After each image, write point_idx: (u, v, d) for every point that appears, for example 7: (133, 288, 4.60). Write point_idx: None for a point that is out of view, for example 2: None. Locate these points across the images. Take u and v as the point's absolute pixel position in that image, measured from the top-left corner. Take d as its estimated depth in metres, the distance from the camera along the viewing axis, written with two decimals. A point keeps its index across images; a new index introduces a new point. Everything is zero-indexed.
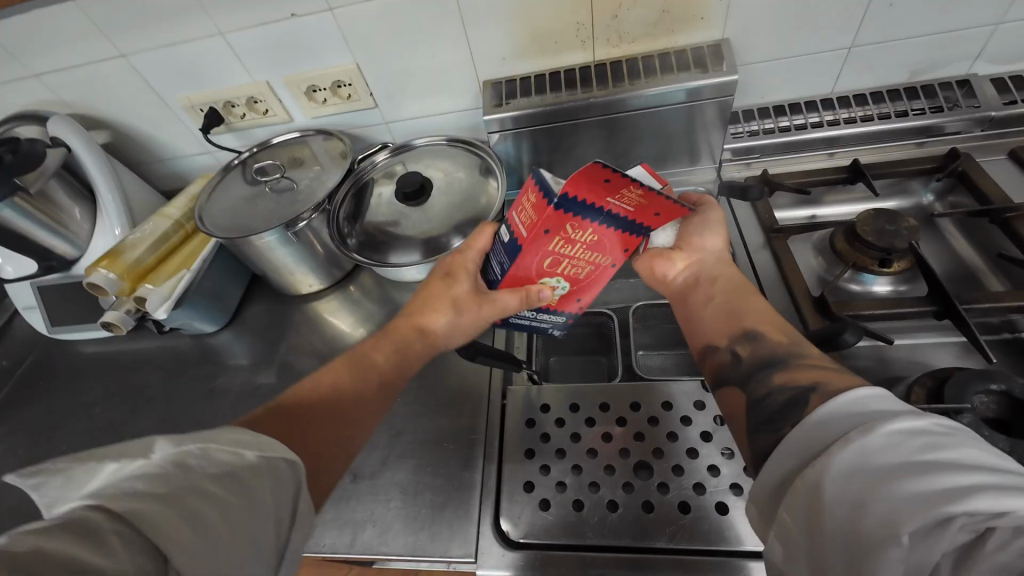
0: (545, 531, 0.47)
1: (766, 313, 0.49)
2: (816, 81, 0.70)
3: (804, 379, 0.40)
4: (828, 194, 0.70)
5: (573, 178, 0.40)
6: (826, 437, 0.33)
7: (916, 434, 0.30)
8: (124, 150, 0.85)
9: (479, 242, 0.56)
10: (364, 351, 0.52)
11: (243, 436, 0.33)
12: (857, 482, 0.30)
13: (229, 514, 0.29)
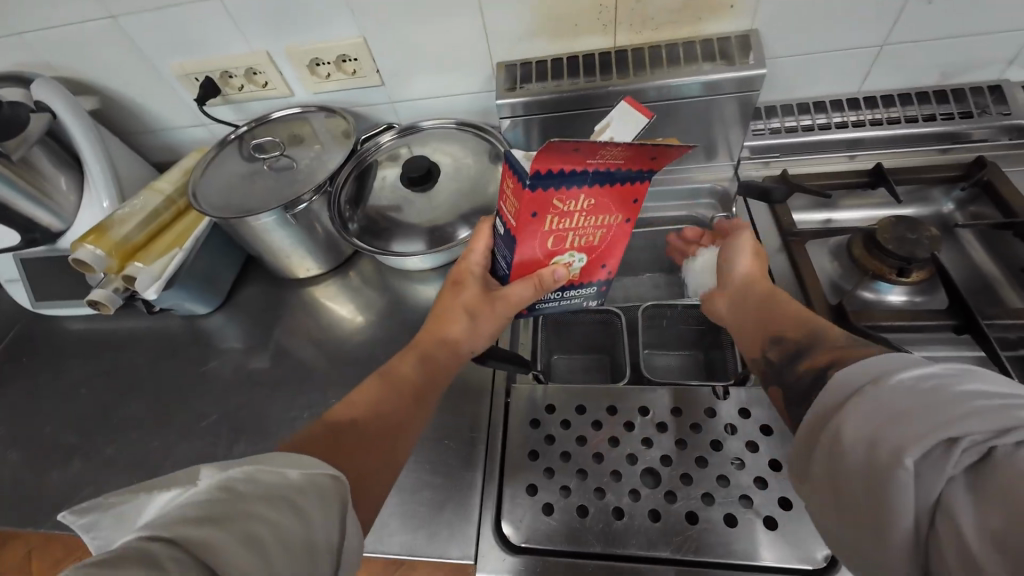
0: (547, 537, 0.46)
1: (794, 313, 0.47)
2: (843, 79, 0.67)
3: (825, 359, 0.39)
4: (847, 198, 0.68)
5: (538, 155, 0.38)
6: (844, 390, 0.34)
7: (923, 378, 0.31)
8: (113, 118, 0.80)
9: (481, 242, 0.54)
10: (389, 367, 0.51)
11: (285, 458, 0.35)
12: (870, 421, 0.31)
13: (280, 530, 0.30)
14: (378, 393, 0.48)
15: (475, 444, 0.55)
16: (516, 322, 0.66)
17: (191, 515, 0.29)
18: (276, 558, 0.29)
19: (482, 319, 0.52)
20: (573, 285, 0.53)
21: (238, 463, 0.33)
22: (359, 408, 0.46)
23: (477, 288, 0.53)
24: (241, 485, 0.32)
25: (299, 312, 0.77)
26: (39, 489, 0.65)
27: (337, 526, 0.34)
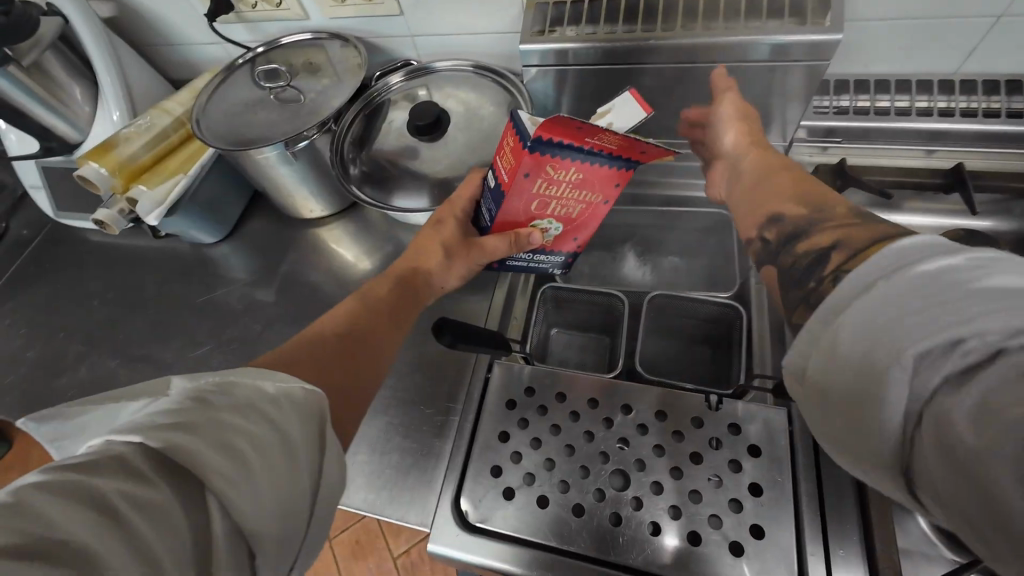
0: (504, 519, 0.45)
1: (793, 189, 0.45)
2: (941, 55, 0.55)
3: (825, 240, 0.37)
4: (911, 199, 0.59)
5: (546, 120, 0.36)
6: (849, 293, 0.31)
7: (937, 274, 0.28)
8: (129, 26, 0.77)
9: (471, 182, 0.52)
10: (358, 304, 0.48)
11: (263, 372, 0.32)
12: (873, 327, 0.28)
13: (259, 441, 0.27)
14: (346, 323, 0.45)
15: (449, 415, 0.54)
16: (513, 294, 0.62)
17: (162, 419, 0.26)
18: (258, 468, 0.26)
19: (459, 261, 0.52)
20: (544, 251, 0.53)
21: (210, 373, 0.30)
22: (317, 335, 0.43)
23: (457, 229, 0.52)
24: (212, 392, 0.28)
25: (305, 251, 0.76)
26: (53, 390, 0.69)
27: (317, 448, 0.31)
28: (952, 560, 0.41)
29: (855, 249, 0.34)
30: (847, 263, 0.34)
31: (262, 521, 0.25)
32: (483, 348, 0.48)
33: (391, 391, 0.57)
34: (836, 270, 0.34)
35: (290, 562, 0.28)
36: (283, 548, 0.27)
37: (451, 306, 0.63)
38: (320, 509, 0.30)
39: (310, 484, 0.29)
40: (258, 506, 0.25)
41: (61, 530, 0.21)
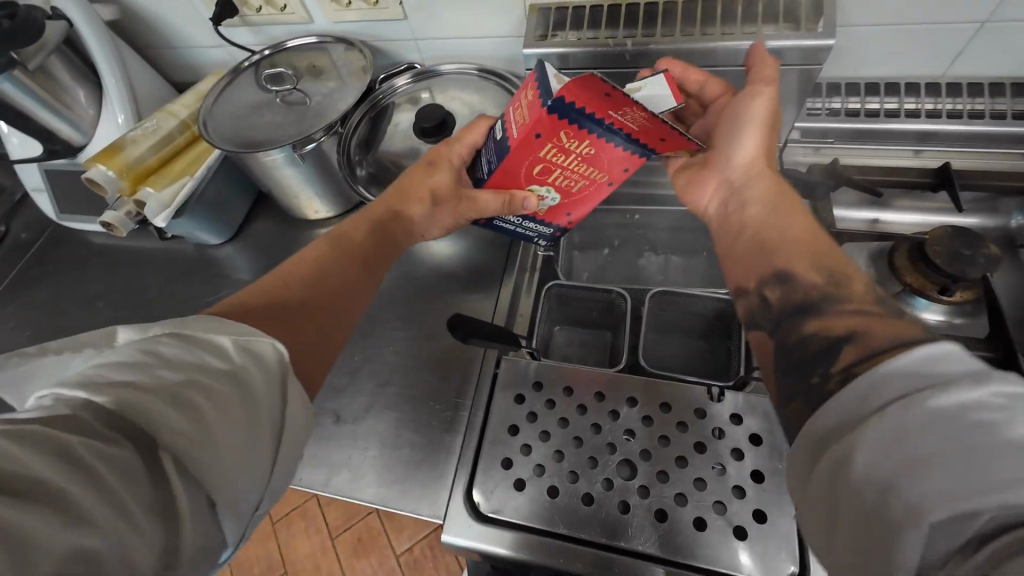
0: (514, 510, 0.47)
1: (802, 237, 0.43)
2: (928, 59, 0.58)
3: (839, 327, 0.36)
4: (901, 197, 0.61)
5: (572, 80, 0.35)
6: (861, 407, 0.28)
7: (962, 412, 0.25)
8: (132, 30, 0.77)
9: (475, 133, 0.53)
10: (336, 234, 0.50)
11: (221, 324, 0.33)
12: (890, 458, 0.25)
13: (216, 395, 0.29)
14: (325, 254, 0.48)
15: (458, 410, 0.56)
16: (519, 292, 0.64)
17: (120, 377, 0.27)
18: (214, 424, 0.28)
19: (443, 207, 0.53)
20: (534, 219, 0.54)
21: (160, 326, 0.32)
22: (302, 261, 0.46)
23: (449, 176, 0.52)
24: (166, 347, 0.30)
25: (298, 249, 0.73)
26: None
27: (281, 399, 0.32)
28: None
29: (874, 349, 0.32)
30: (857, 363, 0.32)
31: (223, 474, 0.27)
32: (492, 345, 0.49)
33: (400, 388, 0.58)
34: (845, 368, 0.32)
35: (260, 503, 0.30)
36: (251, 493, 0.29)
37: (458, 305, 0.65)
38: (279, 476, 0.31)
39: (270, 442, 0.31)
40: (217, 460, 0.27)
41: (28, 469, 0.22)
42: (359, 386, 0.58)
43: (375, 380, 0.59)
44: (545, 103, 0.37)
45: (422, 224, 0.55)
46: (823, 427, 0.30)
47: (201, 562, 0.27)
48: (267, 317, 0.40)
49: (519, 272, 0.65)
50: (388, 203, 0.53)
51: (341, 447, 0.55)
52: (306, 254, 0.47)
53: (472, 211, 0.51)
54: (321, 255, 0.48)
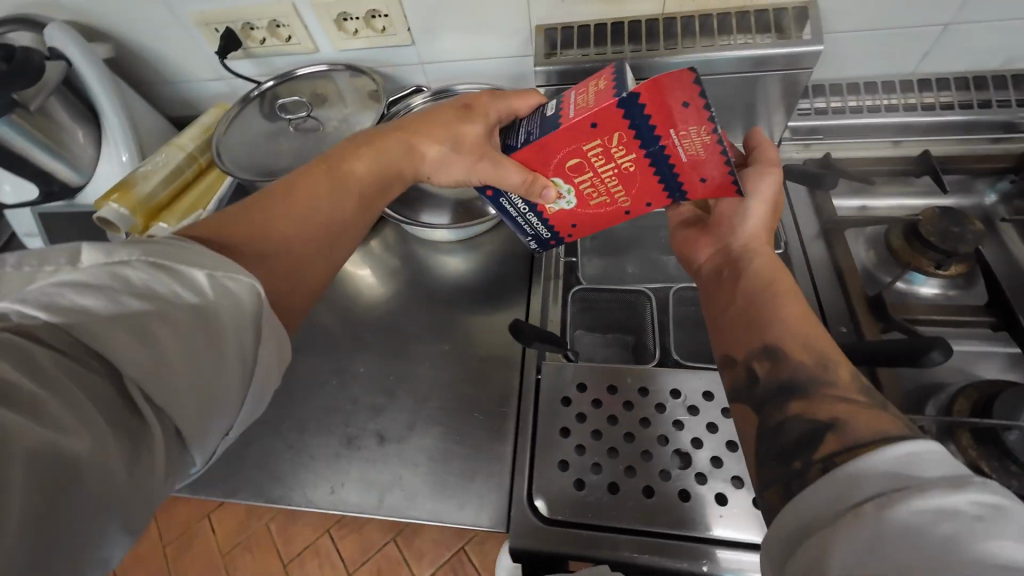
0: (578, 510, 0.48)
1: (795, 317, 0.44)
2: (900, 59, 0.64)
3: (823, 415, 0.37)
4: (885, 185, 0.66)
5: (656, 79, 0.37)
6: (842, 502, 0.30)
7: (940, 515, 0.26)
8: (127, 66, 0.76)
9: (524, 99, 0.51)
10: (341, 158, 0.49)
11: (200, 254, 0.33)
12: (868, 557, 0.26)
13: (184, 328, 0.29)
14: (323, 177, 0.46)
15: (502, 418, 0.56)
16: (547, 299, 0.65)
17: (78, 295, 0.27)
18: (174, 353, 0.29)
19: (458, 158, 0.49)
20: (538, 216, 0.51)
21: (129, 249, 0.30)
22: (302, 185, 0.45)
23: (480, 128, 0.49)
24: (135, 273, 0.29)
25: None
26: None
27: (255, 338, 0.33)
28: None
29: (853, 440, 0.33)
30: (839, 452, 0.33)
31: (188, 404, 0.29)
32: (546, 347, 0.50)
33: (441, 402, 0.58)
34: (827, 456, 0.33)
35: (228, 429, 0.33)
36: (217, 421, 0.31)
37: (487, 316, 0.66)
38: (248, 403, 0.34)
39: (240, 372, 0.32)
40: (182, 389, 0.29)
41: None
42: (399, 404, 0.58)
43: (413, 397, 0.59)
44: (620, 96, 0.38)
45: (432, 168, 0.52)
46: (804, 519, 0.31)
47: (170, 476, 0.29)
48: (254, 244, 0.39)
49: (545, 280, 0.66)
50: (405, 139, 0.51)
51: (388, 466, 0.55)
52: (305, 172, 0.46)
53: (482, 175, 0.47)
54: (322, 177, 0.46)
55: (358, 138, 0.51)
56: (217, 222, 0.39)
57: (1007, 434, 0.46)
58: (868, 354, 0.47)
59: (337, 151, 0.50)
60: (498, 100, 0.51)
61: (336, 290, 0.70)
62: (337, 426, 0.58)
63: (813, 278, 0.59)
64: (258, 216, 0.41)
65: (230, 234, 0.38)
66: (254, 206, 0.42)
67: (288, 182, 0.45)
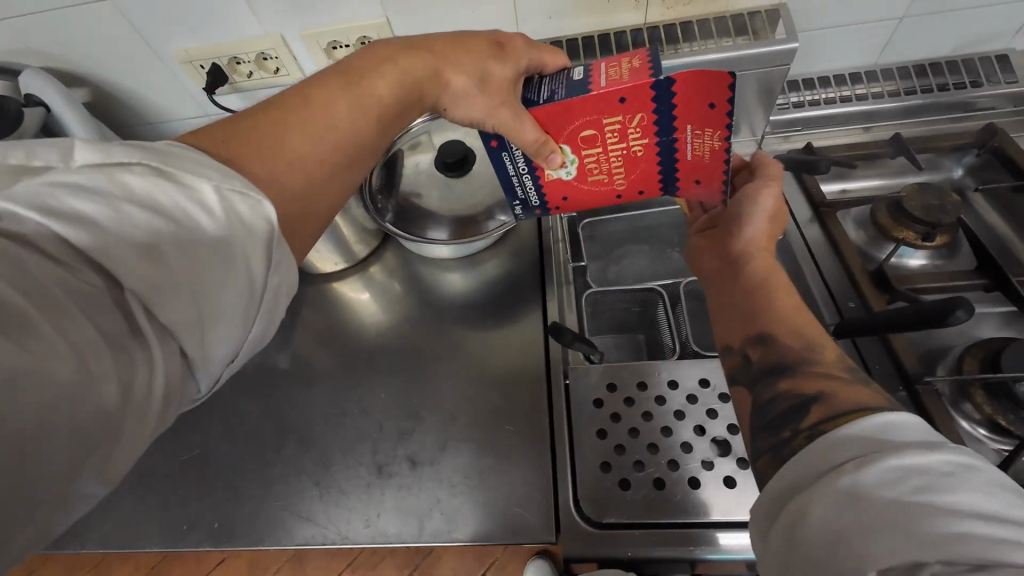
0: (627, 510, 0.48)
1: (791, 307, 0.44)
2: (864, 52, 0.69)
3: (809, 389, 0.38)
4: (862, 168, 0.70)
5: (693, 70, 0.39)
6: (823, 464, 0.31)
7: (914, 472, 0.27)
8: (106, 109, 0.74)
9: (554, 57, 0.50)
10: (365, 67, 0.45)
11: (207, 165, 0.33)
12: (848, 514, 0.27)
13: (192, 244, 0.31)
14: (343, 87, 0.43)
15: (534, 428, 0.56)
16: (561, 306, 0.65)
17: (86, 197, 0.28)
18: (178, 273, 0.30)
19: (481, 95, 0.46)
20: (533, 178, 0.50)
21: (130, 152, 0.31)
22: (319, 95, 0.42)
23: (509, 73, 0.47)
24: (135, 179, 0.30)
25: (321, 304, 0.71)
26: None
27: (266, 266, 0.34)
28: (997, 448, 0.50)
29: (835, 410, 0.35)
30: (824, 421, 0.34)
31: (192, 323, 0.31)
32: (581, 347, 0.50)
33: (471, 418, 0.57)
34: (812, 425, 0.34)
35: (234, 355, 0.35)
36: (224, 347, 0.33)
37: (503, 328, 0.65)
38: (255, 330, 0.35)
39: (245, 299, 0.33)
40: (189, 309, 0.31)
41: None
42: (428, 426, 0.57)
43: (441, 416, 0.58)
44: (655, 79, 0.40)
45: (453, 99, 0.49)
46: (789, 483, 0.32)
47: (175, 399, 0.32)
48: (272, 160, 0.38)
49: (558, 286, 0.67)
50: (431, 61, 0.47)
51: (426, 490, 0.53)
52: (323, 79, 0.43)
53: (499, 122, 0.44)
54: (343, 87, 0.43)
55: (380, 47, 0.47)
56: (229, 130, 0.38)
57: (1017, 386, 0.48)
58: (886, 322, 0.47)
59: (359, 57, 0.46)
60: (530, 49, 0.49)
61: (346, 318, 0.69)
62: (365, 456, 0.56)
63: (816, 260, 0.61)
64: (272, 128, 0.39)
65: (246, 147, 0.37)
66: (269, 113, 0.40)
67: (305, 86, 0.43)
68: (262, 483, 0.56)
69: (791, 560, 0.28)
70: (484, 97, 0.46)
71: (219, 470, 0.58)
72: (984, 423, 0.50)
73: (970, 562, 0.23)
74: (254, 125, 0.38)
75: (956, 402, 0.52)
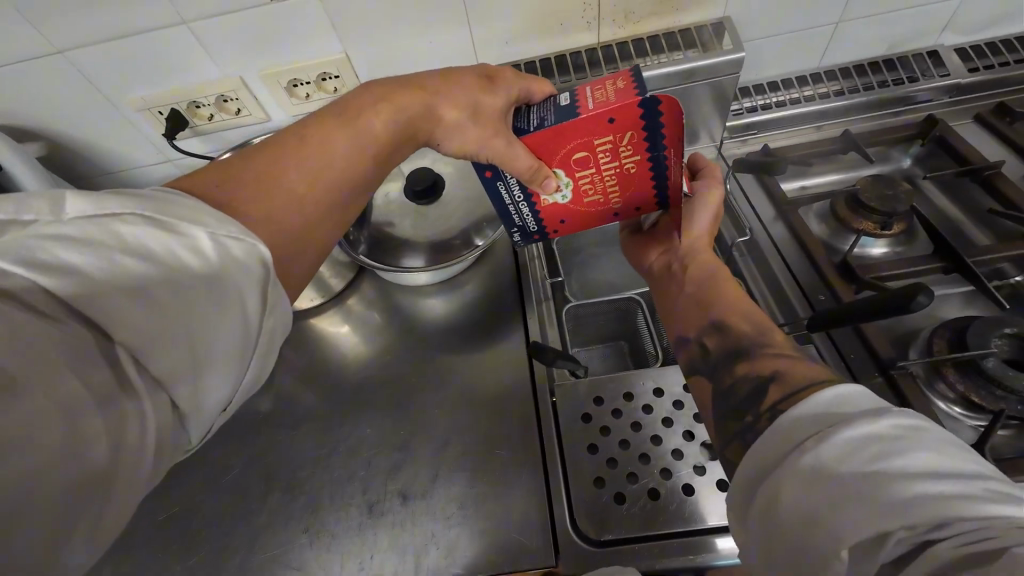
0: (625, 525, 0.48)
1: (738, 297, 0.49)
2: (806, 56, 0.73)
3: (765, 368, 0.40)
4: (818, 165, 0.73)
5: (670, 96, 0.39)
6: (786, 443, 0.33)
7: (867, 441, 0.30)
8: (62, 161, 0.72)
9: (539, 89, 0.51)
10: (362, 106, 0.47)
11: (201, 210, 0.33)
12: (817, 491, 0.29)
13: (187, 289, 0.31)
14: (339, 127, 0.44)
15: (527, 449, 0.55)
16: (543, 322, 0.65)
17: (76, 248, 0.28)
18: (173, 321, 0.30)
19: (473, 127, 0.48)
20: (529, 206, 0.50)
21: (121, 202, 0.31)
22: (318, 135, 0.43)
23: (501, 105, 0.49)
24: (128, 229, 0.30)
25: (298, 343, 0.69)
26: None
27: (260, 307, 0.35)
28: (974, 425, 0.51)
29: (792, 385, 0.37)
30: (782, 400, 0.36)
31: (189, 372, 0.31)
32: (565, 365, 0.50)
33: (460, 446, 0.56)
34: (773, 405, 0.37)
35: (228, 402, 0.35)
36: (218, 390, 0.33)
37: (486, 350, 0.65)
38: (251, 370, 0.36)
39: (241, 342, 0.34)
40: (184, 357, 0.31)
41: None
42: (417, 457, 0.56)
43: (430, 446, 0.57)
44: (641, 96, 0.40)
45: (447, 133, 0.50)
46: (758, 466, 0.34)
47: (165, 453, 0.32)
48: (268, 205, 0.39)
49: (537, 303, 0.67)
50: (424, 97, 0.49)
51: (420, 526, 0.52)
52: (320, 119, 0.45)
53: (492, 151, 0.45)
54: (339, 128, 0.44)
55: (373, 87, 0.49)
56: (230, 171, 0.39)
57: (986, 361, 0.50)
58: (861, 310, 0.47)
59: (356, 96, 0.48)
60: (519, 82, 0.51)
61: (327, 354, 0.67)
62: (354, 495, 0.55)
63: (783, 258, 0.63)
64: (268, 171, 0.40)
65: (243, 193, 0.38)
66: (267, 156, 0.41)
67: (301, 128, 0.44)
68: (249, 536, 0.54)
69: (772, 539, 0.31)
70: (478, 127, 0.48)
71: (202, 527, 0.55)
72: (959, 401, 0.51)
73: (930, 523, 0.26)
74: (249, 170, 0.39)
75: (930, 383, 0.53)
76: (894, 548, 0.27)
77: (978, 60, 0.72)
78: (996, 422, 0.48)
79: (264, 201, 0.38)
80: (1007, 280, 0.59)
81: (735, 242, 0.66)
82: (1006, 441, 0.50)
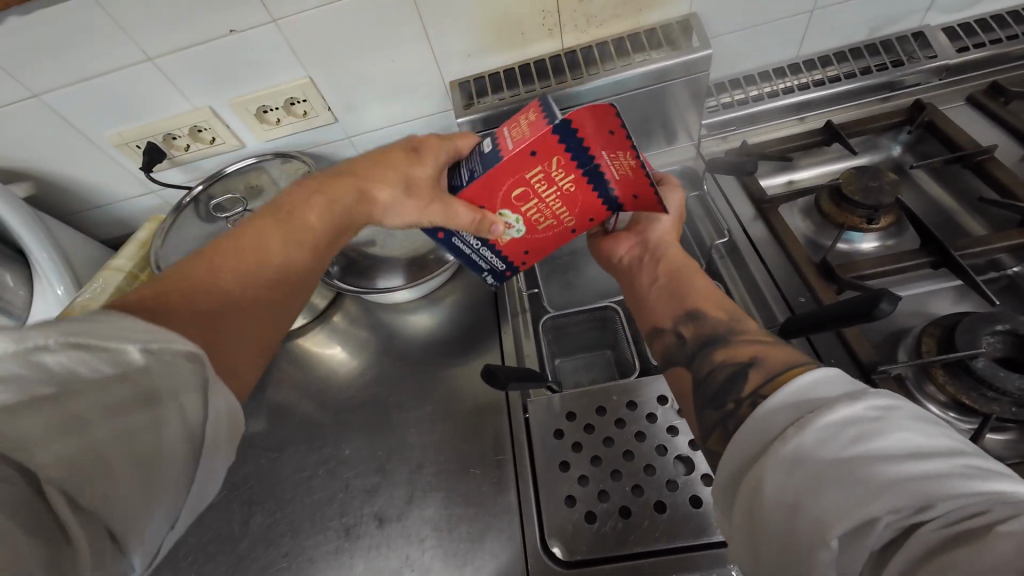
0: (596, 546, 0.47)
1: (709, 289, 0.49)
2: (782, 47, 0.71)
3: (744, 353, 0.40)
4: (803, 158, 0.70)
5: (585, 106, 0.39)
6: (766, 433, 0.32)
7: (845, 425, 0.29)
8: (48, 200, 0.74)
9: (464, 139, 0.51)
10: (292, 202, 0.45)
11: (127, 320, 0.29)
12: (796, 480, 0.28)
13: (112, 406, 0.28)
14: (270, 220, 0.42)
15: (502, 467, 0.55)
16: (518, 335, 0.65)
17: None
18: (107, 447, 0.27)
19: (412, 198, 0.46)
20: (491, 249, 0.49)
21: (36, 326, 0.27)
22: (249, 231, 0.41)
23: (429, 172, 0.48)
24: (47, 354, 0.27)
25: (278, 366, 0.69)
26: None
27: (203, 410, 0.31)
28: (969, 429, 0.48)
29: (771, 370, 0.37)
30: (764, 385, 0.36)
31: (130, 492, 0.28)
32: (533, 385, 0.50)
33: (435, 465, 0.56)
34: (755, 391, 0.36)
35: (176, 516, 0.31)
36: (162, 504, 0.29)
37: (463, 365, 0.64)
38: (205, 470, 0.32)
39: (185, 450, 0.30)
40: (116, 487, 0.27)
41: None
42: (394, 480, 0.56)
43: (406, 467, 0.57)
44: (553, 124, 0.40)
45: (386, 211, 0.48)
46: (737, 463, 0.33)
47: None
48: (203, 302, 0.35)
49: (513, 317, 0.66)
50: (356, 182, 0.48)
51: (395, 549, 0.52)
52: (251, 220, 0.43)
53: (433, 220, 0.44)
54: (269, 220, 0.43)
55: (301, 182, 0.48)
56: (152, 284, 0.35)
57: (976, 362, 0.47)
58: (836, 313, 0.45)
59: (285, 195, 0.46)
60: (445, 141, 0.51)
61: (306, 375, 0.67)
62: (332, 518, 0.55)
63: (765, 259, 0.61)
64: (199, 273, 0.36)
65: (169, 300, 0.33)
66: (196, 261, 0.37)
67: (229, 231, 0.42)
68: (232, 562, 0.55)
69: (758, 533, 0.30)
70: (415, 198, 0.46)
71: (187, 554, 0.57)
72: (950, 404, 0.49)
73: (910, 505, 0.25)
74: (175, 276, 0.36)
75: (920, 385, 0.50)
76: (880, 533, 0.26)
77: (968, 39, 0.69)
78: (984, 425, 0.46)
79: (196, 300, 0.34)
80: (1005, 271, 0.56)
81: (714, 243, 0.64)
82: (1006, 444, 0.48)
